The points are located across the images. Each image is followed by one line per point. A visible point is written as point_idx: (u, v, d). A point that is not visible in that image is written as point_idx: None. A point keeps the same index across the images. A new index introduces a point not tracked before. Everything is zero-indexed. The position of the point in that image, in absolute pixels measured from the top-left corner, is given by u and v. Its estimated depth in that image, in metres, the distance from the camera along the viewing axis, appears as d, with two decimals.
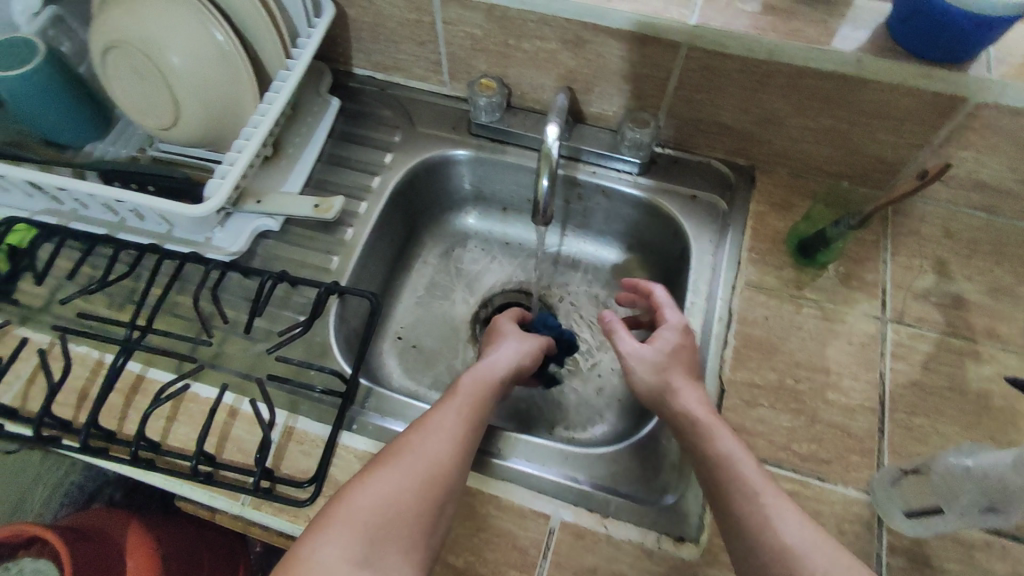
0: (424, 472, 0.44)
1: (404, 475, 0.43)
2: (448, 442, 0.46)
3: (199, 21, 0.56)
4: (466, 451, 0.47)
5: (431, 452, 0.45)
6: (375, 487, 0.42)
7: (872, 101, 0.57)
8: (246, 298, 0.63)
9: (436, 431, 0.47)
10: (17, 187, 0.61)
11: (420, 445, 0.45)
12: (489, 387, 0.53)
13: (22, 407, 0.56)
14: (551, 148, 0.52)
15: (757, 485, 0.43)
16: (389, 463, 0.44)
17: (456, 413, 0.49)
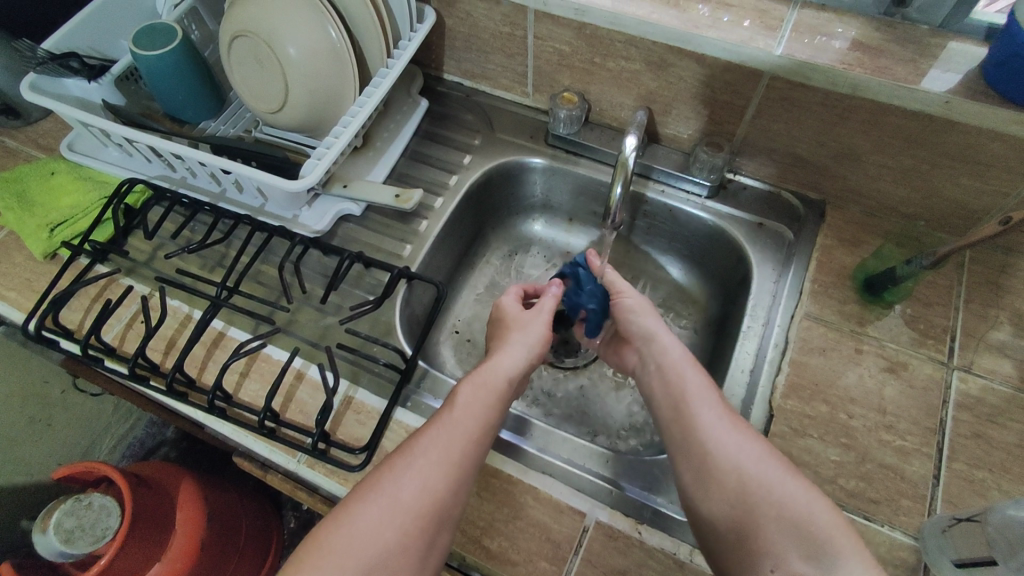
0: (414, 502, 0.44)
1: (393, 504, 0.44)
2: (441, 468, 0.46)
3: (317, 18, 0.62)
4: (460, 474, 0.46)
5: (421, 480, 0.45)
6: (365, 516, 0.44)
7: (957, 144, 0.56)
8: (323, 274, 0.67)
9: (445, 433, 0.48)
10: (140, 152, 0.69)
11: (430, 449, 0.47)
12: (492, 396, 0.51)
13: (119, 347, 0.62)
14: (628, 158, 0.54)
15: (783, 493, 0.44)
16: (380, 490, 0.45)
17: (452, 437, 0.48)
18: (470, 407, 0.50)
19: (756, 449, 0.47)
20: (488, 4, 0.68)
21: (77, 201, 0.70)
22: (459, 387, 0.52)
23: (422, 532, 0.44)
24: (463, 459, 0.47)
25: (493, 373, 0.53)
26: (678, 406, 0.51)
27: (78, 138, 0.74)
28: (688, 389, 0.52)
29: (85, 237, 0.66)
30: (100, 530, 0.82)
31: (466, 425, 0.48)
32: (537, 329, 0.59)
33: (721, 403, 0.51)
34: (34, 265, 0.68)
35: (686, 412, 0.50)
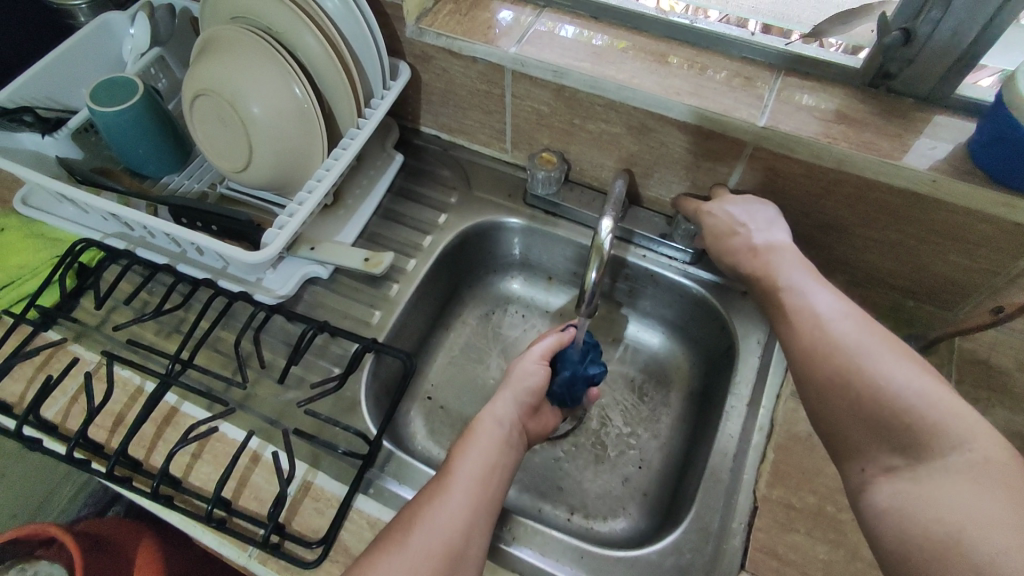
0: (434, 549, 0.44)
1: (411, 559, 0.43)
2: (459, 516, 0.46)
3: (282, 78, 0.59)
4: (478, 518, 0.47)
5: (438, 529, 0.45)
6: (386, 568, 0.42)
7: (943, 222, 0.54)
8: (286, 342, 0.64)
9: (460, 481, 0.48)
10: (96, 211, 0.65)
11: (447, 499, 0.47)
12: (498, 443, 0.53)
13: (61, 424, 0.58)
14: (603, 241, 0.54)
15: (870, 353, 0.44)
16: (394, 542, 0.44)
17: (467, 485, 0.48)
18: (479, 455, 0.51)
19: (896, 360, 0.43)
20: (465, 62, 0.66)
21: (27, 261, 0.66)
22: (459, 443, 0.52)
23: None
24: (478, 507, 0.47)
25: (494, 424, 0.54)
26: (806, 321, 0.48)
27: (33, 192, 0.71)
28: (807, 295, 0.50)
29: (31, 302, 0.62)
30: None
31: (481, 472, 0.49)
32: (533, 375, 0.60)
33: (843, 310, 0.47)
34: None
35: (808, 327, 0.47)
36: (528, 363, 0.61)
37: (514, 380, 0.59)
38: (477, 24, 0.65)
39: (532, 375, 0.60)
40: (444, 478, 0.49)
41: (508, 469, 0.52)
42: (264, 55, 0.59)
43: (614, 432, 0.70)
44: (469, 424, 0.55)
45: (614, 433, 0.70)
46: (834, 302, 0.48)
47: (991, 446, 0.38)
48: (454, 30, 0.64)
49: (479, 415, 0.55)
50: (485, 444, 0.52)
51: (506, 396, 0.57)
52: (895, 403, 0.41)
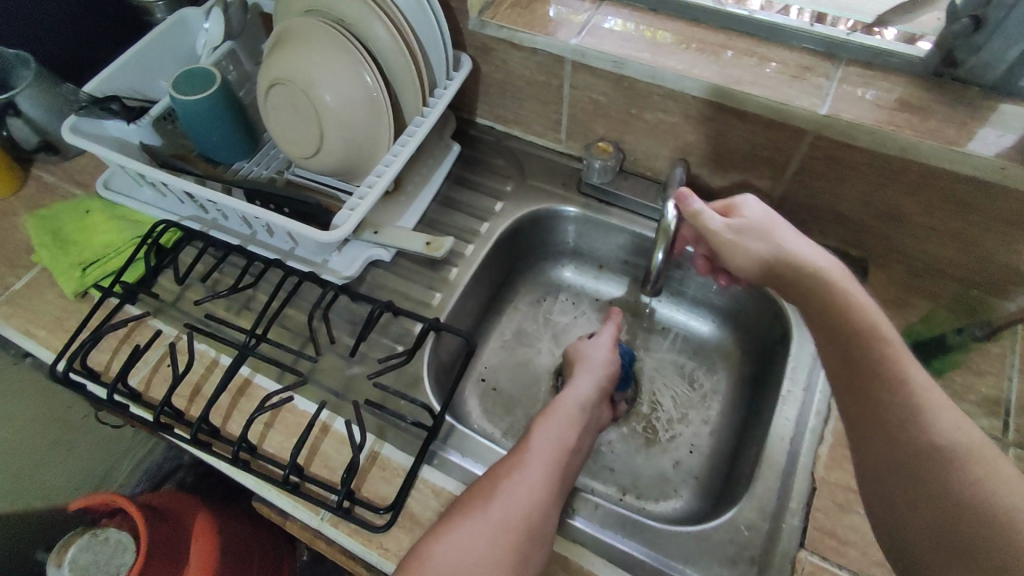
0: (510, 522, 0.46)
1: (490, 522, 0.46)
2: (536, 489, 0.48)
3: (354, 67, 0.62)
4: (552, 498, 0.49)
5: (517, 499, 0.47)
6: (466, 530, 0.45)
7: (1010, 210, 0.54)
8: (351, 321, 0.66)
9: (537, 457, 0.50)
10: (174, 194, 0.69)
11: (525, 470, 0.49)
12: (576, 426, 0.55)
13: (145, 392, 0.62)
14: (670, 222, 0.58)
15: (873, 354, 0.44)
16: (478, 505, 0.47)
17: (546, 462, 0.50)
18: (558, 437, 0.53)
19: (892, 364, 0.43)
20: (525, 53, 0.68)
21: (111, 241, 0.70)
22: (541, 419, 0.55)
23: (519, 552, 0.45)
24: (552, 488, 0.49)
25: (574, 404, 0.57)
26: (863, 345, 0.45)
27: (114, 176, 0.76)
28: (869, 321, 0.46)
29: (117, 278, 0.67)
30: (113, 567, 0.88)
31: (558, 452, 0.51)
32: (609, 363, 0.63)
33: (892, 338, 0.45)
34: (65, 303, 0.69)
35: (864, 355, 0.44)
36: (604, 351, 0.64)
37: (589, 365, 0.62)
38: (538, 16, 0.67)
39: (608, 365, 0.62)
40: (521, 451, 0.51)
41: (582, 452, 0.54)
42: (337, 45, 0.62)
43: (665, 417, 0.71)
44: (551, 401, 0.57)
45: (665, 419, 0.71)
46: (885, 325, 0.46)
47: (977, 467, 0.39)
48: (516, 23, 0.67)
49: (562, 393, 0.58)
50: (562, 425, 0.54)
51: (586, 379, 0.60)
52: (896, 415, 0.42)
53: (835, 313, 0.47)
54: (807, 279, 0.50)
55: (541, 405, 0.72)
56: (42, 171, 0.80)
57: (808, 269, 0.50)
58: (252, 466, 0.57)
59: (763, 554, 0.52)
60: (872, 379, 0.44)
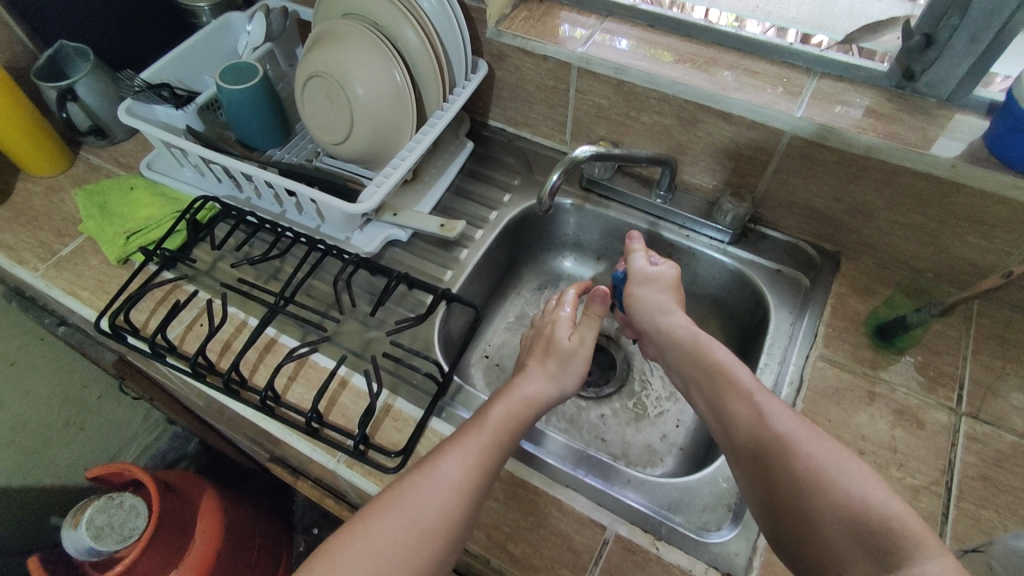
0: (422, 527, 0.44)
1: (403, 523, 0.45)
2: (455, 491, 0.46)
3: (385, 64, 0.70)
4: (469, 503, 0.46)
5: (432, 502, 0.45)
6: (377, 532, 0.44)
7: (963, 206, 0.61)
8: (370, 292, 0.73)
9: (462, 454, 0.48)
10: (215, 173, 0.77)
11: (446, 469, 0.47)
12: (519, 425, 0.52)
13: (179, 346, 0.68)
14: (580, 154, 0.63)
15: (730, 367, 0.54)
16: (397, 508, 0.45)
17: (469, 459, 0.48)
18: (495, 428, 0.50)
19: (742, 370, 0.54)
20: (536, 60, 0.75)
21: (152, 213, 0.77)
22: (489, 405, 0.53)
23: (430, 557, 0.44)
24: (473, 488, 0.47)
25: (523, 401, 0.54)
26: (768, 445, 0.48)
27: (156, 159, 0.84)
28: (766, 421, 0.49)
29: (159, 245, 0.73)
30: (126, 530, 0.92)
31: (482, 449, 0.49)
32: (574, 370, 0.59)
33: (802, 437, 0.47)
34: (108, 268, 0.75)
35: (770, 454, 0.47)
36: (578, 363, 0.59)
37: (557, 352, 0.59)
38: (549, 28, 0.76)
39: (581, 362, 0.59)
40: (453, 445, 0.49)
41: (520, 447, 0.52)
42: (371, 45, 0.70)
43: (654, 395, 0.77)
44: (505, 391, 0.55)
45: (654, 397, 0.77)
46: (789, 418, 0.49)
47: (823, 442, 0.47)
48: (529, 32, 0.75)
49: (518, 386, 0.55)
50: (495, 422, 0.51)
51: (538, 381, 0.57)
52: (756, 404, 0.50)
53: (738, 416, 0.51)
54: (725, 390, 0.53)
55: None
56: (88, 154, 0.87)
57: (726, 376, 0.54)
58: (277, 413, 0.63)
59: (739, 502, 0.57)
60: (773, 471, 0.47)
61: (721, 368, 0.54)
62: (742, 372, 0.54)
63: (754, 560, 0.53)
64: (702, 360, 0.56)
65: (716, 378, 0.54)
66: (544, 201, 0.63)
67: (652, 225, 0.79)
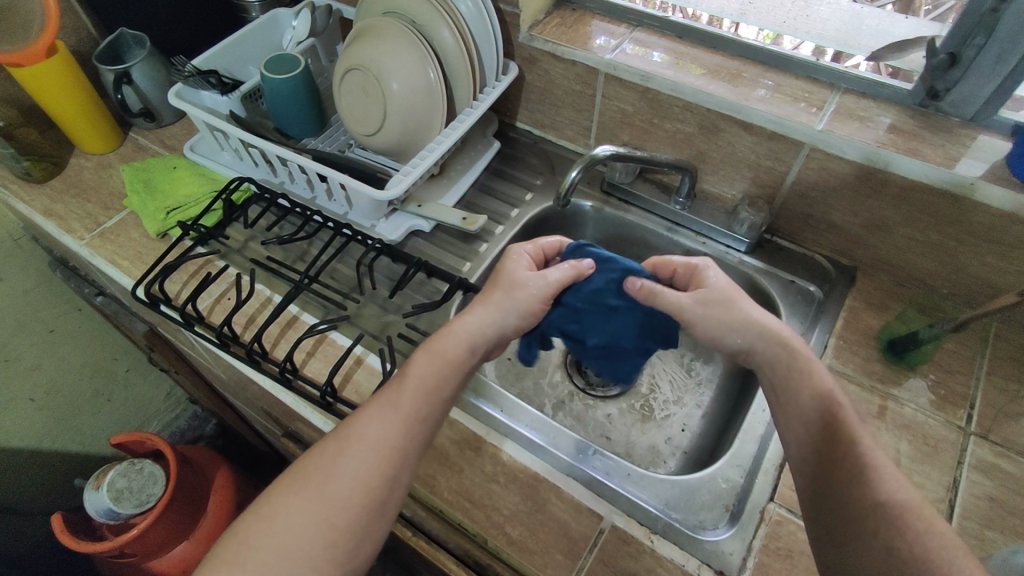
0: (340, 496, 0.45)
1: (321, 495, 0.45)
2: (377, 453, 0.47)
3: (420, 62, 0.73)
4: (392, 459, 0.48)
5: (351, 468, 0.46)
6: (293, 507, 0.45)
7: (983, 225, 0.61)
8: (390, 278, 0.75)
9: (384, 415, 0.49)
10: (253, 157, 0.81)
11: (367, 432, 0.48)
12: (444, 372, 0.53)
13: (207, 317, 0.71)
14: (600, 153, 0.66)
15: (844, 409, 0.49)
16: (315, 470, 0.46)
17: (390, 417, 0.49)
18: (420, 383, 0.52)
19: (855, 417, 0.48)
20: (565, 65, 0.78)
21: (192, 192, 0.81)
22: (415, 356, 0.54)
23: (354, 524, 0.45)
24: (398, 447, 0.48)
25: (451, 341, 0.55)
26: (866, 508, 0.43)
27: (200, 142, 0.88)
28: (871, 481, 0.43)
29: (196, 222, 0.77)
30: (145, 496, 0.95)
31: (404, 406, 0.50)
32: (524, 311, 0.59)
33: (910, 505, 0.42)
34: (148, 241, 0.80)
35: (868, 518, 0.42)
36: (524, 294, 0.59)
37: (507, 293, 0.59)
38: (580, 35, 0.78)
39: (530, 317, 0.60)
40: (375, 407, 0.50)
41: (446, 399, 0.53)
42: (408, 42, 0.73)
43: (662, 398, 0.78)
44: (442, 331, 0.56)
45: (661, 400, 0.78)
46: (897, 479, 0.44)
47: (938, 521, 0.41)
48: (560, 38, 0.77)
49: (450, 327, 0.56)
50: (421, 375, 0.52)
51: (478, 318, 0.57)
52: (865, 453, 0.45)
53: (840, 458, 0.46)
54: (822, 424, 0.49)
55: (550, 376, 0.81)
56: (137, 135, 0.92)
57: (837, 423, 0.48)
58: (294, 386, 0.65)
59: (737, 503, 0.57)
60: (861, 536, 0.42)
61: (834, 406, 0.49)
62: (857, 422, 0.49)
63: (747, 560, 0.53)
64: (805, 387, 0.51)
65: (827, 421, 0.49)
66: (558, 198, 0.66)
67: (670, 231, 0.81)
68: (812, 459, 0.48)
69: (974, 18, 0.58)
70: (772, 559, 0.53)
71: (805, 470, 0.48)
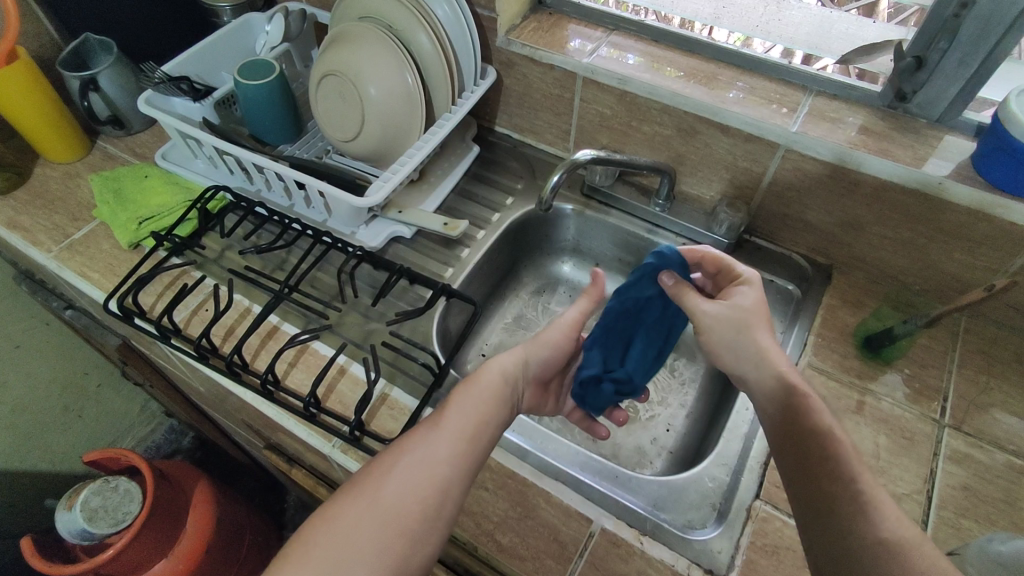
0: (398, 511, 0.43)
1: (379, 507, 0.43)
2: (434, 471, 0.46)
3: (398, 67, 0.72)
4: (448, 482, 0.46)
5: (406, 482, 0.45)
6: (348, 517, 0.43)
7: (953, 222, 0.63)
8: (372, 285, 0.75)
9: (437, 434, 0.48)
10: (228, 164, 0.79)
11: (422, 450, 0.47)
12: (494, 401, 0.52)
13: (185, 329, 0.70)
14: (580, 157, 0.66)
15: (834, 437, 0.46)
16: (367, 488, 0.44)
17: (441, 437, 0.48)
18: (471, 409, 0.51)
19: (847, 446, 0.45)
20: (543, 69, 0.78)
21: (165, 201, 0.80)
22: (465, 385, 0.53)
23: (409, 542, 0.43)
24: (454, 468, 0.47)
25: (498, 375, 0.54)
26: (863, 552, 0.39)
27: (172, 150, 0.86)
28: (865, 518, 0.41)
29: (170, 231, 0.75)
30: (120, 514, 0.92)
31: (459, 427, 0.49)
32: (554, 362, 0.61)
33: (908, 542, 0.39)
34: (119, 252, 0.77)
35: (862, 559, 0.39)
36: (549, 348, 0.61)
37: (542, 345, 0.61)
38: (557, 39, 0.78)
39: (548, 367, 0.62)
40: (428, 427, 0.49)
41: (497, 427, 0.52)
42: (385, 47, 0.72)
43: (646, 399, 0.79)
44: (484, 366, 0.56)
45: (646, 400, 0.79)
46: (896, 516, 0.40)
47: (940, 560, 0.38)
48: (537, 42, 0.77)
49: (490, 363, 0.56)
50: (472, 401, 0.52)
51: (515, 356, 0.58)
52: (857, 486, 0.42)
53: (832, 495, 0.43)
54: (810, 456, 0.45)
55: None
56: (106, 143, 0.90)
57: (826, 455, 0.45)
58: (276, 397, 0.64)
59: (723, 502, 0.58)
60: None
61: (816, 435, 0.46)
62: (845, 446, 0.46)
63: (735, 558, 0.54)
64: (796, 419, 0.48)
65: (814, 450, 0.46)
66: (541, 202, 0.65)
67: (650, 233, 0.81)
68: (804, 496, 0.45)
69: (938, 23, 0.60)
70: (759, 556, 0.54)
71: (801, 511, 0.45)
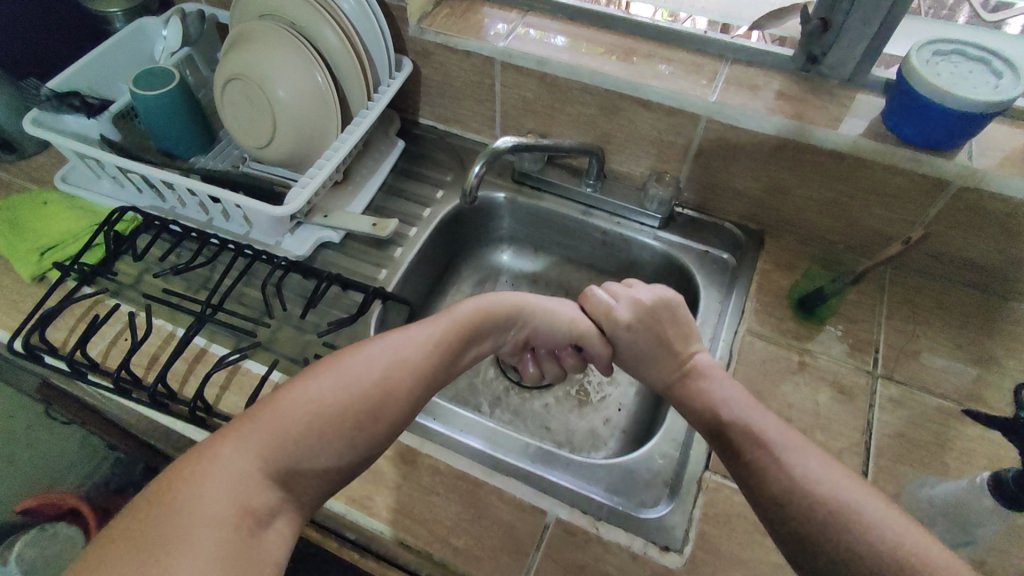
0: (359, 391, 0.46)
1: (343, 386, 0.46)
2: (400, 367, 0.49)
3: (305, 65, 0.69)
4: (412, 381, 0.49)
5: (371, 368, 0.48)
6: (315, 388, 0.46)
7: (869, 179, 0.65)
8: (303, 295, 0.72)
9: (409, 337, 0.51)
10: (134, 182, 0.74)
11: (393, 344, 0.50)
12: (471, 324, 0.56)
13: (103, 362, 0.65)
14: (501, 145, 0.64)
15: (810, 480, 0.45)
16: (338, 368, 0.47)
17: (414, 342, 0.51)
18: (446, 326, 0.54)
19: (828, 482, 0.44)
20: (460, 56, 0.76)
21: (69, 228, 0.74)
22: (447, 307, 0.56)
23: (360, 425, 0.45)
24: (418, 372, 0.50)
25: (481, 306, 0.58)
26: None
27: (72, 171, 0.80)
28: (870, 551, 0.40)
29: (76, 259, 0.70)
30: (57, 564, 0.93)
31: (431, 335, 0.52)
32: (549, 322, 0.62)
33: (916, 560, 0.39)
34: (22, 287, 0.71)
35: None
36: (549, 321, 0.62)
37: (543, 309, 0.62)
38: (471, 24, 0.76)
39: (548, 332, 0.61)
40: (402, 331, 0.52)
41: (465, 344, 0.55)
42: (289, 46, 0.69)
43: (596, 381, 0.79)
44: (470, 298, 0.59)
45: (595, 382, 0.79)
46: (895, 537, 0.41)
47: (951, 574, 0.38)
48: (451, 29, 0.75)
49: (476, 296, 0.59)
50: (439, 326, 0.53)
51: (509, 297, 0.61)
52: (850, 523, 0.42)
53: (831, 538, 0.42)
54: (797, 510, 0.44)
55: (482, 373, 0.79)
56: None
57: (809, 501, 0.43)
58: (208, 424, 0.61)
59: (674, 477, 0.58)
60: None
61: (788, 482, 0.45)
62: (801, 452, 0.47)
63: (689, 531, 0.54)
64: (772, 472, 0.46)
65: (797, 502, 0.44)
66: (466, 193, 0.64)
67: (585, 215, 0.81)
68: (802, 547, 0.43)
69: None
70: (712, 527, 0.54)
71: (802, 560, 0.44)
